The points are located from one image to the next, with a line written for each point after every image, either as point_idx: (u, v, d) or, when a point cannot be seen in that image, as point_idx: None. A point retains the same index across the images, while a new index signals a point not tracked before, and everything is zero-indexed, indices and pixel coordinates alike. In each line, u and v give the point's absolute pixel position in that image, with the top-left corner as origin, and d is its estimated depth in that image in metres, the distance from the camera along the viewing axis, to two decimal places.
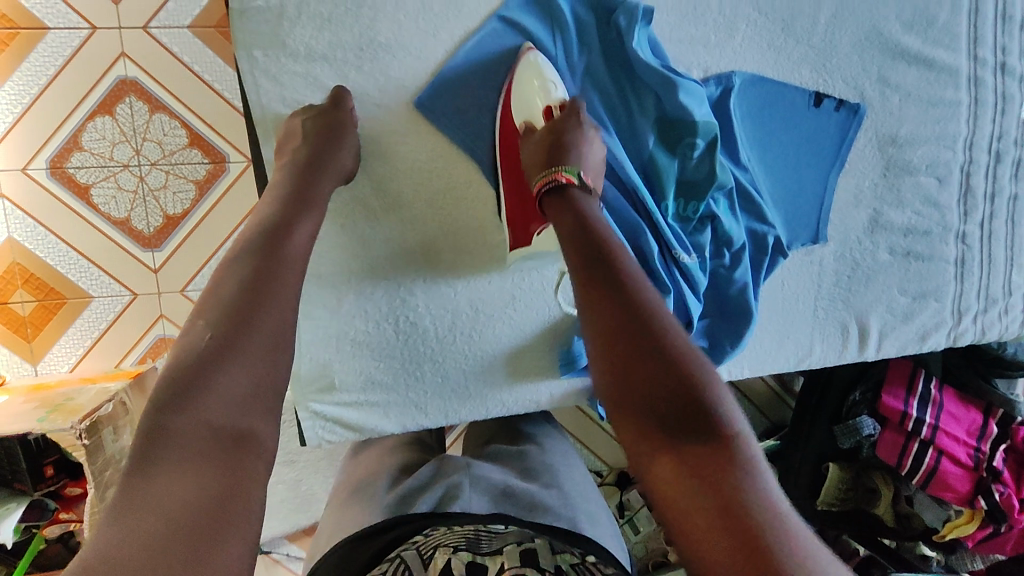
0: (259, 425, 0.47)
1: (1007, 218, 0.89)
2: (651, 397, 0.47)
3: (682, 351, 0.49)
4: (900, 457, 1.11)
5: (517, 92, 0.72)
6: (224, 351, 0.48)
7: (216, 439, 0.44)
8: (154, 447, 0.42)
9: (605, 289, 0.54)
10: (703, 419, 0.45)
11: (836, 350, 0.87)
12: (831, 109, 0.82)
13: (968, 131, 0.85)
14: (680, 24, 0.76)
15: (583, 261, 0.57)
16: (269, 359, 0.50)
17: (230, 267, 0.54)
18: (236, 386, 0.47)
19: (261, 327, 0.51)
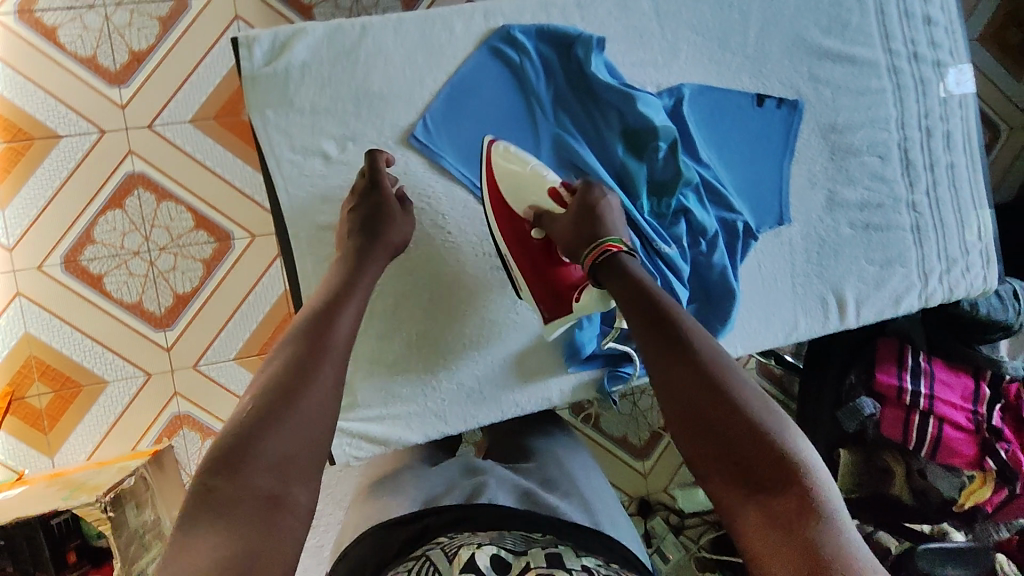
0: (296, 487, 0.52)
1: (950, 185, 0.99)
2: (727, 449, 0.55)
3: (748, 402, 0.57)
4: (905, 431, 1.17)
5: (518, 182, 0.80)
6: (271, 420, 0.54)
7: (255, 497, 0.50)
8: (204, 502, 0.48)
9: (669, 351, 0.63)
10: (776, 469, 0.53)
11: (819, 322, 0.93)
12: (774, 107, 0.93)
13: (897, 112, 0.97)
14: (630, 51, 0.89)
15: (649, 332, 0.65)
16: (315, 431, 0.56)
17: (287, 346, 0.61)
18: (277, 448, 0.53)
19: (308, 401, 0.57)
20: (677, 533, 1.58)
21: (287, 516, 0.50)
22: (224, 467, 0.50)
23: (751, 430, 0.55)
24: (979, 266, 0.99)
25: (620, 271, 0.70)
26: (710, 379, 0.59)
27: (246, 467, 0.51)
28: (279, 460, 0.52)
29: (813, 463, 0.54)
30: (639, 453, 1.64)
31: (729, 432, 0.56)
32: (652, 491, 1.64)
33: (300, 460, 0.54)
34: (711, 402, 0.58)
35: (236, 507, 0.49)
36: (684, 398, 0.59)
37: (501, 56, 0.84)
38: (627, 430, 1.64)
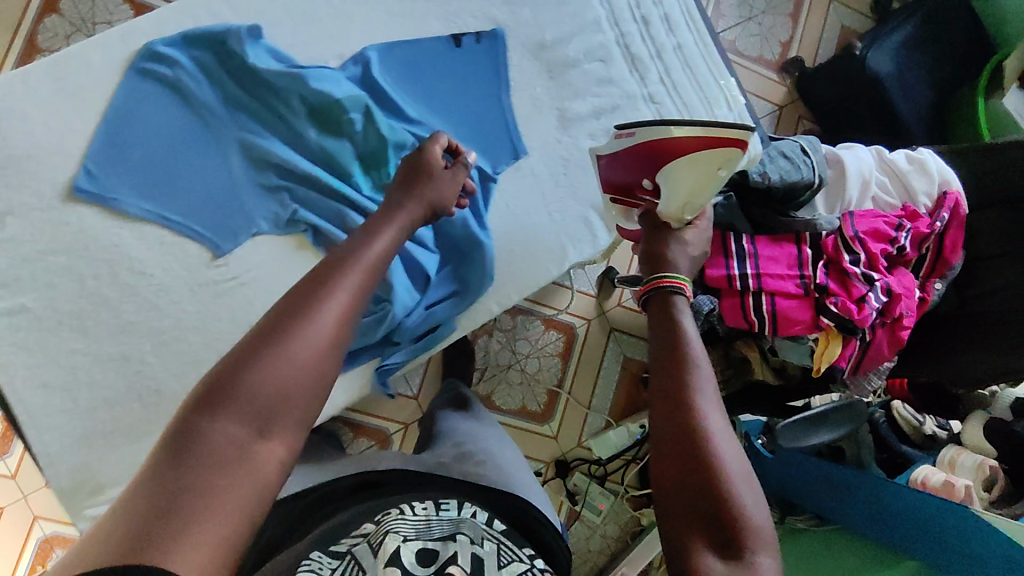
0: (267, 449, 0.53)
1: (683, 65, 0.96)
2: (694, 504, 0.61)
3: (731, 476, 0.61)
4: (745, 316, 1.16)
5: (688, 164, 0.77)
6: (260, 358, 0.55)
7: (229, 450, 0.51)
8: (188, 440, 0.50)
9: (674, 400, 0.66)
10: (721, 506, 0.60)
11: (588, 242, 0.92)
12: (474, 44, 0.88)
13: (606, 10, 0.93)
14: (294, 30, 0.81)
15: (659, 357, 0.70)
16: (305, 396, 0.56)
17: (309, 288, 0.63)
18: (266, 388, 0.54)
19: (301, 356, 0.56)
20: (603, 483, 1.62)
21: (254, 456, 0.51)
22: (205, 405, 0.52)
23: (718, 494, 0.60)
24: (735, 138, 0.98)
25: (663, 311, 0.73)
26: (704, 436, 0.63)
27: (225, 407, 0.52)
28: (264, 404, 0.53)
29: (761, 517, 0.60)
30: (543, 418, 1.61)
31: (699, 487, 0.61)
32: (567, 451, 1.62)
33: (285, 414, 0.54)
34: (698, 459, 0.62)
35: (207, 449, 0.50)
36: (673, 444, 0.64)
37: (155, 71, 0.77)
38: (524, 399, 1.61)
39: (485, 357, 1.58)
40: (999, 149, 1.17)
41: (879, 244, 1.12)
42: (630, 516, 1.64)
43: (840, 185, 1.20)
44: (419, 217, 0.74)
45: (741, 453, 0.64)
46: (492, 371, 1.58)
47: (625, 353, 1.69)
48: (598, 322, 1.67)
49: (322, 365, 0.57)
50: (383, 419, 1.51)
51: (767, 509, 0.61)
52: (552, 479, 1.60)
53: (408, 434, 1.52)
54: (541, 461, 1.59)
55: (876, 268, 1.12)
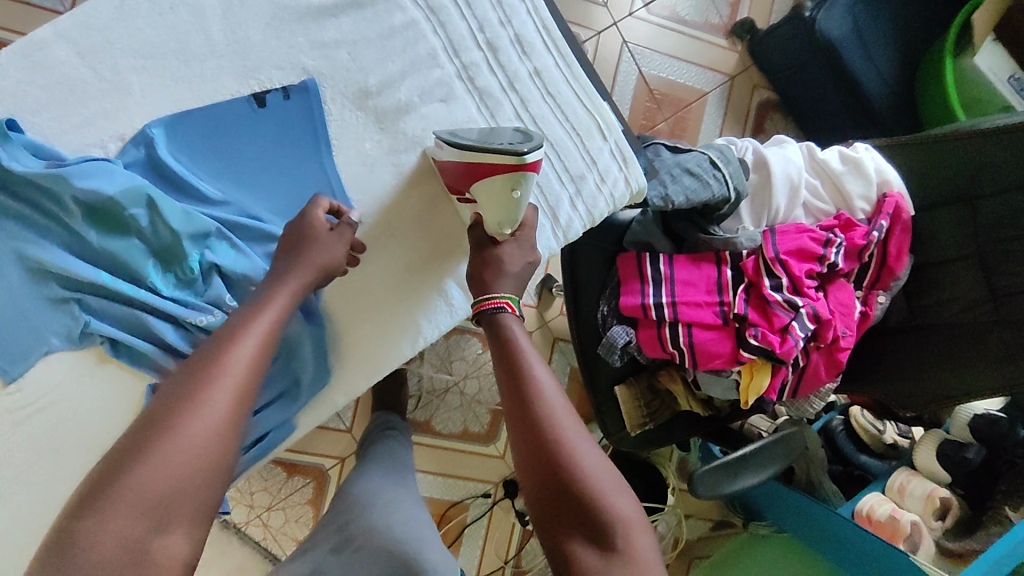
0: (171, 538, 0.49)
1: (543, 93, 0.83)
2: (563, 512, 0.58)
3: (592, 473, 0.59)
4: (662, 347, 1.04)
5: (484, 180, 0.69)
6: (144, 448, 0.51)
7: (123, 550, 0.47)
8: (68, 549, 0.46)
9: (519, 413, 0.63)
10: (587, 516, 0.57)
11: (444, 313, 0.81)
12: (282, 101, 0.76)
13: (441, 40, 0.80)
14: (64, 115, 0.71)
15: (503, 380, 0.66)
16: (210, 467, 0.53)
17: (185, 368, 0.58)
18: (164, 475, 0.50)
19: (190, 430, 0.53)
20: None
21: (153, 554, 0.48)
22: (84, 505, 0.48)
23: (583, 502, 0.57)
24: (614, 169, 0.84)
25: (493, 324, 0.69)
26: (554, 442, 0.60)
27: (113, 506, 0.48)
28: (159, 496, 0.50)
29: (629, 512, 0.58)
30: (487, 438, 1.55)
31: (562, 494, 0.58)
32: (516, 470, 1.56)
33: (184, 502, 0.51)
34: (554, 469, 0.59)
35: (91, 558, 0.46)
36: (527, 464, 0.61)
37: None
38: (466, 420, 1.54)
39: (419, 383, 1.51)
40: (940, 139, 0.99)
41: (805, 265, 0.98)
42: None
43: (766, 190, 1.06)
44: (311, 280, 0.69)
45: (602, 452, 0.61)
46: (427, 396, 1.51)
47: (573, 363, 1.57)
48: (539, 334, 1.56)
49: (224, 434, 0.54)
50: (316, 455, 1.46)
51: (636, 501, 0.59)
52: (502, 499, 1.55)
53: (345, 467, 1.47)
54: (488, 483, 1.54)
55: (801, 292, 0.98)
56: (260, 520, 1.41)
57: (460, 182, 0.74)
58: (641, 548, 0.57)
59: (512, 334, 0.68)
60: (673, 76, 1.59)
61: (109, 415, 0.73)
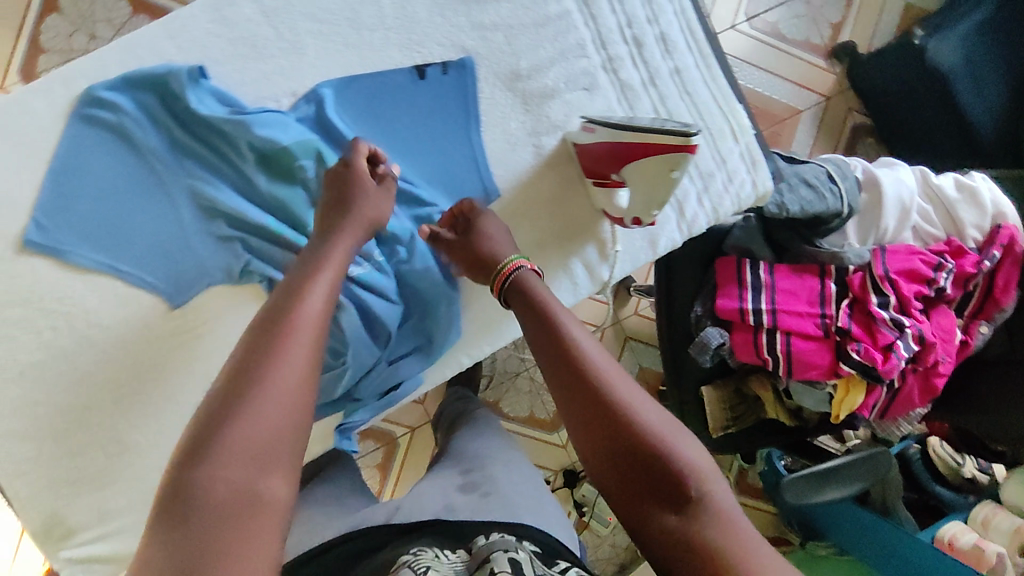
0: (276, 480, 0.50)
1: (681, 90, 0.85)
2: (631, 470, 0.59)
3: (653, 428, 0.60)
4: (758, 354, 1.06)
5: (644, 161, 0.69)
6: (240, 401, 0.53)
7: (236, 494, 0.48)
8: (184, 497, 0.48)
9: (570, 384, 0.63)
10: (663, 472, 0.58)
11: (569, 291, 0.84)
12: (439, 75, 0.80)
13: (591, 30, 0.83)
14: (245, 66, 0.76)
15: (546, 352, 0.66)
16: (294, 414, 0.54)
17: (252, 329, 0.59)
18: (258, 428, 0.52)
19: (274, 379, 0.54)
20: None
21: (261, 492, 0.49)
22: (189, 458, 0.50)
23: (653, 459, 0.59)
24: (744, 171, 0.86)
25: (523, 294, 0.70)
26: (613, 405, 0.61)
27: (216, 455, 0.50)
28: (259, 445, 0.51)
29: (701, 460, 0.60)
30: (552, 426, 1.59)
31: (626, 452, 0.59)
32: (576, 461, 1.59)
33: (279, 453, 0.52)
34: (615, 430, 0.60)
35: (209, 503, 0.48)
36: (591, 435, 0.61)
37: (104, 115, 0.74)
38: (532, 407, 1.58)
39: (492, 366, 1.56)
40: None
41: (913, 286, 1.00)
42: None
43: (874, 211, 1.07)
44: (360, 236, 0.70)
45: (661, 408, 0.62)
46: (498, 379, 1.56)
47: (642, 363, 1.59)
48: (612, 330, 1.58)
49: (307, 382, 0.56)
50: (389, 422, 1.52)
51: (704, 451, 0.61)
52: (560, 488, 1.58)
53: (416, 437, 1.54)
54: (548, 471, 1.57)
55: (908, 312, 1.00)
56: None
57: (608, 165, 0.74)
58: (719, 490, 0.58)
59: (547, 303, 0.68)
60: (770, 92, 1.60)
61: None
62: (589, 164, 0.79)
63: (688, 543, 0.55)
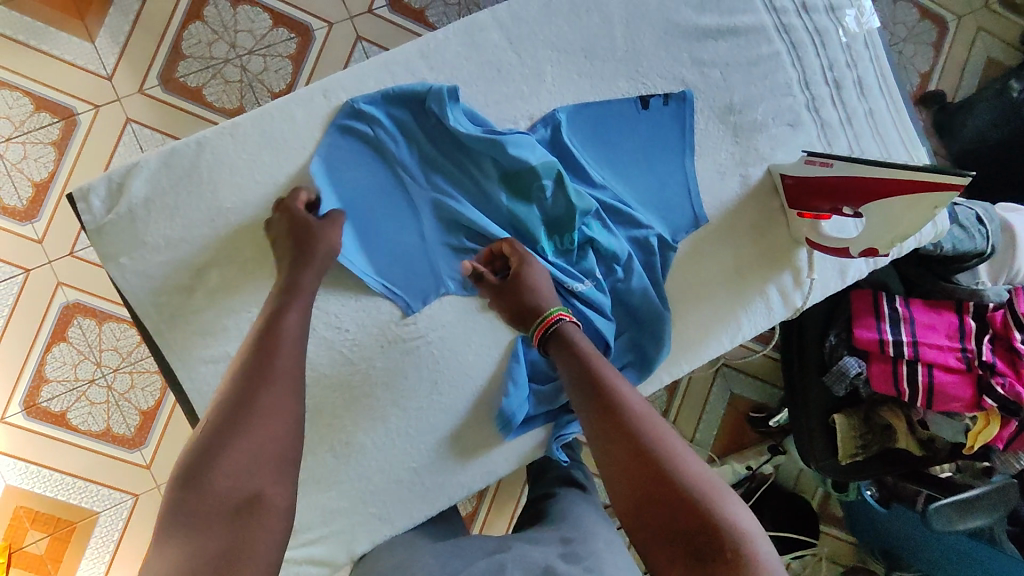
0: (264, 491, 0.55)
1: (873, 132, 0.91)
2: (670, 530, 0.55)
3: (697, 483, 0.57)
4: (896, 384, 1.11)
5: (896, 199, 0.73)
6: (236, 424, 0.57)
7: (226, 506, 0.53)
8: (177, 511, 0.52)
9: (610, 430, 0.62)
10: (701, 530, 0.54)
11: (764, 316, 0.88)
12: (661, 106, 0.85)
13: (798, 73, 0.89)
14: (491, 88, 0.81)
15: (586, 399, 0.65)
16: (271, 438, 0.58)
17: (237, 364, 0.63)
18: (242, 453, 0.56)
19: (265, 403, 0.59)
20: None
21: (257, 502, 0.54)
22: (189, 479, 0.54)
23: (691, 514, 0.55)
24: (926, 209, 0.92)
25: (565, 339, 0.71)
26: (652, 452, 0.59)
27: (212, 474, 0.54)
28: (244, 465, 0.56)
29: (747, 526, 0.55)
30: None
31: (664, 505, 0.56)
32: None
33: (263, 475, 0.56)
34: (652, 479, 0.58)
35: (203, 517, 0.52)
36: (627, 483, 0.59)
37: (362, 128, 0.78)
38: None
39: None
40: None
41: None
42: None
43: (1008, 252, 1.14)
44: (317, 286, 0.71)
45: (704, 466, 0.60)
46: None
47: (733, 390, 1.65)
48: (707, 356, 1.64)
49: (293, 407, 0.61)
50: None
51: (752, 515, 0.57)
52: None
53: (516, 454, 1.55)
54: None
55: None
56: None
57: (842, 198, 0.78)
58: (766, 560, 0.54)
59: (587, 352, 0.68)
60: None
61: (482, 358, 0.82)
62: (814, 196, 0.82)
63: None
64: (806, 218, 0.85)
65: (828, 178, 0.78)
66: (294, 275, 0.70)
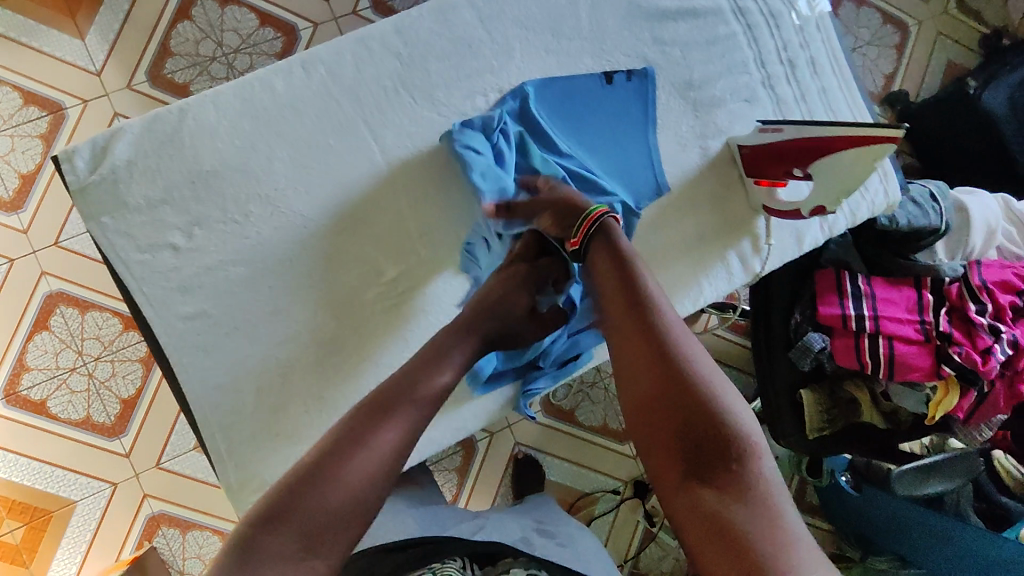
0: (324, 554, 0.57)
1: (825, 109, 0.96)
2: (679, 430, 0.62)
3: (712, 396, 0.63)
4: (859, 357, 1.15)
5: (839, 155, 0.76)
6: (325, 472, 0.60)
7: (287, 559, 0.55)
8: (246, 554, 0.55)
9: (639, 338, 0.66)
10: (707, 438, 0.61)
11: (725, 280, 0.93)
12: (624, 82, 0.90)
13: (753, 53, 0.94)
14: (462, 63, 0.85)
15: (619, 305, 0.69)
16: (360, 498, 0.60)
17: (355, 414, 0.65)
18: (324, 504, 0.58)
19: (354, 463, 0.61)
20: None
21: (312, 550, 0.57)
22: (267, 521, 0.57)
23: (700, 422, 0.61)
24: (876, 181, 0.97)
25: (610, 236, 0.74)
26: (675, 364, 0.64)
27: (281, 525, 0.56)
28: (318, 521, 0.57)
29: (751, 441, 0.62)
30: (623, 436, 1.66)
31: (677, 410, 0.62)
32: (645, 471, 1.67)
33: (327, 532, 0.58)
34: (670, 386, 0.63)
35: (262, 561, 0.54)
36: (647, 386, 0.64)
37: (339, 98, 0.81)
38: (605, 416, 1.66)
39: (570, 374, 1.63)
40: None
41: (1007, 295, 1.11)
42: None
43: (963, 231, 1.19)
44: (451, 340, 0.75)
45: (721, 382, 0.65)
46: (576, 387, 1.64)
47: None
48: None
49: (389, 467, 0.62)
50: None
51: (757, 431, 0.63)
52: (629, 498, 1.65)
53: (495, 442, 1.58)
54: (620, 479, 1.64)
55: (1003, 319, 1.11)
56: None
57: (791, 161, 0.83)
58: (762, 473, 0.60)
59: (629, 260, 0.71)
60: None
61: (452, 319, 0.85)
62: (769, 162, 0.87)
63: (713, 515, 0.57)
64: (763, 184, 0.89)
65: (779, 142, 0.83)
66: (433, 349, 0.73)
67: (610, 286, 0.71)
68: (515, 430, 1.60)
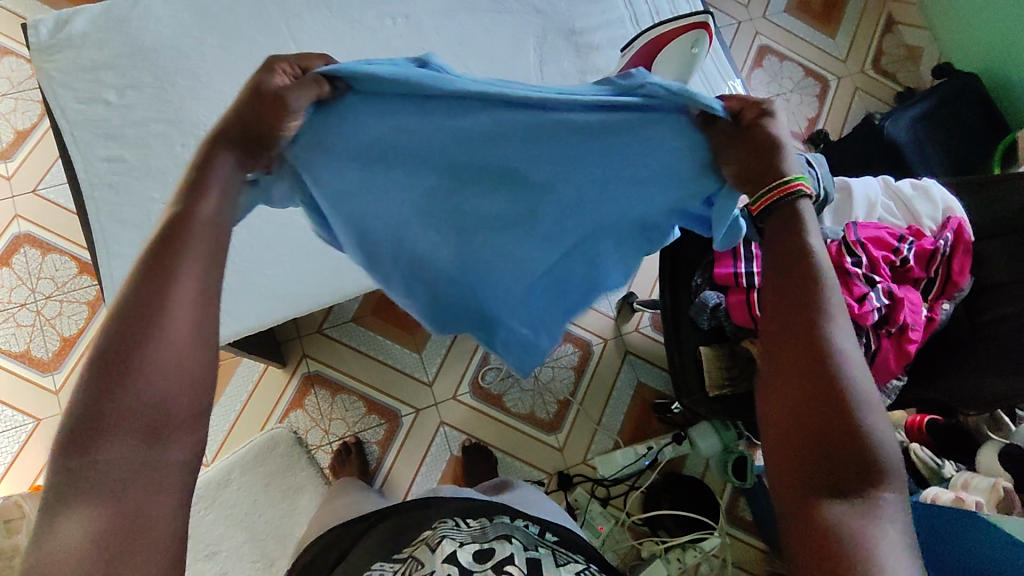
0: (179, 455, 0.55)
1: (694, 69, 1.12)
2: (814, 435, 0.60)
3: (864, 402, 0.61)
4: (750, 312, 1.20)
5: (665, 51, 0.87)
6: (122, 360, 0.54)
7: (128, 469, 0.52)
8: (80, 476, 0.51)
9: (799, 330, 0.64)
10: (843, 447, 0.59)
11: None
12: (513, 21, 1.06)
13: (629, 12, 1.10)
14: None
15: (790, 295, 0.66)
16: (157, 374, 0.55)
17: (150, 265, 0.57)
18: (144, 396, 0.54)
19: (154, 334, 0.55)
20: (604, 504, 1.61)
21: (164, 464, 0.54)
22: (84, 434, 0.52)
23: (841, 432, 0.59)
24: None
25: (785, 215, 0.67)
26: (833, 366, 0.61)
27: (105, 431, 0.53)
28: (145, 410, 0.54)
29: (893, 456, 0.60)
30: (551, 427, 1.65)
31: (820, 410, 0.61)
32: (572, 466, 1.64)
33: (171, 416, 0.55)
34: (820, 386, 0.61)
35: (103, 473, 0.52)
36: (788, 380, 0.63)
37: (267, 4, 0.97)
38: (534, 405, 1.66)
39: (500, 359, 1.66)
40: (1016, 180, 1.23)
41: (880, 251, 1.22)
42: (629, 546, 1.58)
43: (846, 205, 1.30)
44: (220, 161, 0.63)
45: (878, 397, 0.62)
46: (505, 373, 1.65)
47: (639, 378, 1.72)
48: (615, 345, 1.73)
49: (192, 321, 0.57)
50: (397, 399, 1.60)
51: (900, 452, 0.60)
52: (554, 492, 1.61)
53: (419, 418, 1.60)
54: (543, 470, 1.62)
55: (878, 272, 1.20)
56: (329, 446, 1.56)
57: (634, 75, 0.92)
58: (897, 500, 0.58)
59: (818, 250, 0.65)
60: None
61: None
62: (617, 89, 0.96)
63: (823, 531, 0.56)
64: None
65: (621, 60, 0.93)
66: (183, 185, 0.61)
67: (773, 272, 0.68)
68: (441, 409, 1.62)
